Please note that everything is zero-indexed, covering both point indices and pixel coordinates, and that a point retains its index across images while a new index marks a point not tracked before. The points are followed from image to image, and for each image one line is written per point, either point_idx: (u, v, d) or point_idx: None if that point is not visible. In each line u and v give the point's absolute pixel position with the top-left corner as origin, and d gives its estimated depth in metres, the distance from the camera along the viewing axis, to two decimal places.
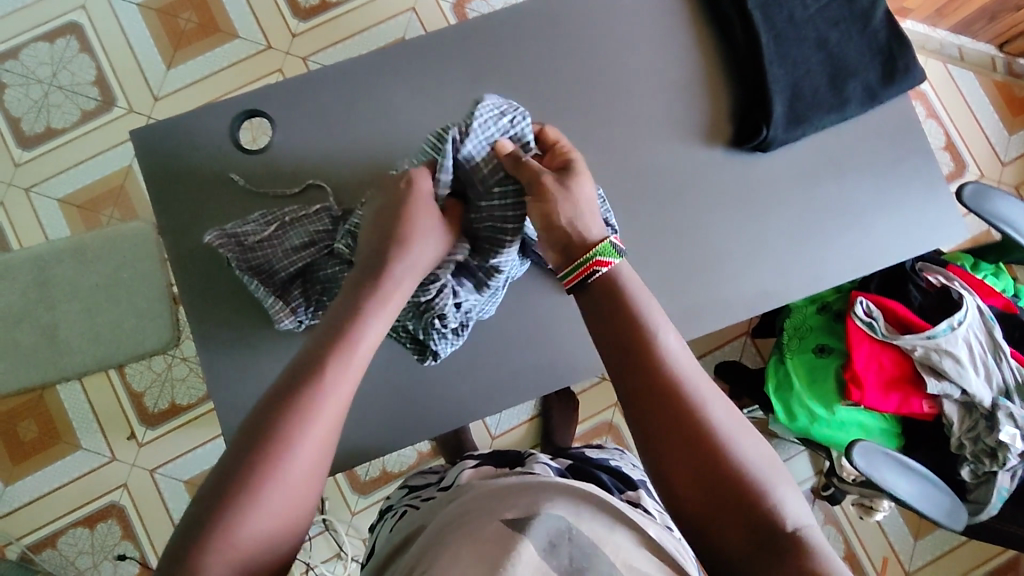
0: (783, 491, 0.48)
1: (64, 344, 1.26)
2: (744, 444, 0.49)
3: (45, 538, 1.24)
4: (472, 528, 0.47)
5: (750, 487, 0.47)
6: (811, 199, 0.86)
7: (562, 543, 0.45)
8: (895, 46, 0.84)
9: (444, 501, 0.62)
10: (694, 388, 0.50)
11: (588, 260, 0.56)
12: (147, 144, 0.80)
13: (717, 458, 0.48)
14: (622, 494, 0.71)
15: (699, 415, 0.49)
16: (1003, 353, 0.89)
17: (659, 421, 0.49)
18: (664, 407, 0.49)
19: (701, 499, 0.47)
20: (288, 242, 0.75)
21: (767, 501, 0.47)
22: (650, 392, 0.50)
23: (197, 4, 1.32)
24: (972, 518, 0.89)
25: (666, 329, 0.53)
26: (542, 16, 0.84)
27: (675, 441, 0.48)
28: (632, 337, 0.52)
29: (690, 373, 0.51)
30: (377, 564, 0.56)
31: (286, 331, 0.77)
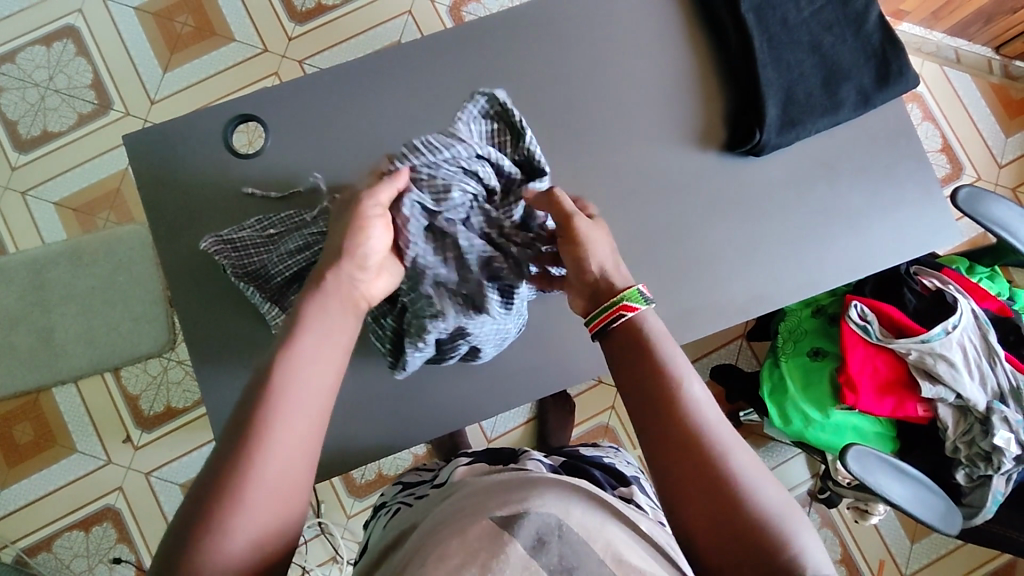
0: (805, 539, 0.46)
1: (59, 347, 1.26)
2: (765, 490, 0.48)
3: (41, 541, 1.23)
4: (459, 522, 0.46)
5: (772, 535, 0.46)
6: (805, 202, 0.86)
7: (551, 539, 0.44)
8: (889, 50, 0.84)
9: (437, 497, 0.62)
10: (714, 435, 0.49)
11: (615, 303, 0.55)
12: (141, 149, 0.80)
13: (737, 506, 0.47)
14: (614, 489, 0.72)
15: (717, 462, 0.48)
16: (997, 357, 0.89)
17: (677, 467, 0.49)
18: (682, 455, 0.49)
19: (720, 548, 0.47)
20: (284, 248, 0.73)
21: (788, 550, 0.45)
22: (667, 438, 0.50)
23: (193, 7, 1.33)
24: (967, 522, 0.88)
25: (690, 375, 0.52)
26: (535, 20, 0.84)
27: (691, 487, 0.48)
28: (654, 383, 0.51)
29: (712, 419, 0.50)
30: (365, 565, 0.56)
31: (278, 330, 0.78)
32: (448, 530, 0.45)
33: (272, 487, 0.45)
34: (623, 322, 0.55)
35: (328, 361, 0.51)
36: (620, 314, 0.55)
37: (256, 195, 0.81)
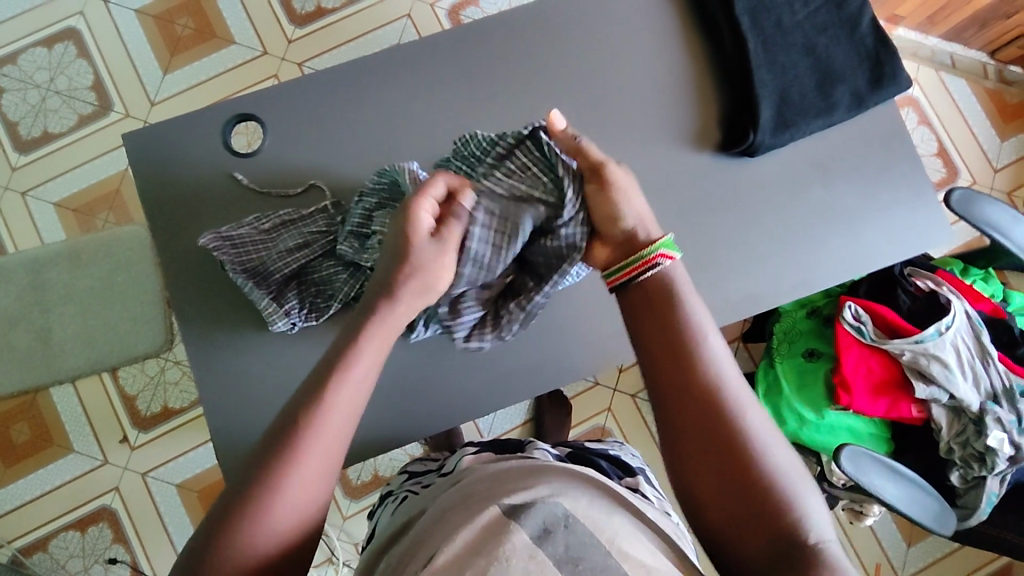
0: (810, 503, 0.50)
1: (57, 346, 1.26)
2: (775, 454, 0.50)
3: (37, 541, 1.23)
4: (467, 507, 0.48)
5: (777, 496, 0.49)
6: (799, 203, 0.86)
7: (557, 530, 0.45)
8: (882, 53, 0.85)
9: (445, 484, 0.63)
10: (732, 397, 0.51)
11: (650, 254, 0.55)
12: (139, 147, 0.81)
13: (746, 467, 0.50)
14: (620, 480, 0.73)
15: (734, 422, 0.50)
16: (990, 358, 0.89)
17: (691, 428, 0.51)
18: (697, 416, 0.51)
19: (726, 509, 0.50)
20: (282, 244, 0.76)
21: (791, 512, 0.49)
22: (688, 395, 0.52)
23: (194, 10, 1.34)
24: (961, 523, 0.89)
25: (713, 335, 0.53)
26: (532, 22, 0.85)
27: (705, 443, 0.51)
28: (675, 344, 0.53)
29: (732, 383, 0.52)
30: (371, 555, 0.57)
31: (278, 330, 0.77)
32: (458, 512, 0.47)
33: (301, 498, 0.49)
34: (655, 273, 0.55)
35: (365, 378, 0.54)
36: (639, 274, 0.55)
37: (243, 184, 0.82)
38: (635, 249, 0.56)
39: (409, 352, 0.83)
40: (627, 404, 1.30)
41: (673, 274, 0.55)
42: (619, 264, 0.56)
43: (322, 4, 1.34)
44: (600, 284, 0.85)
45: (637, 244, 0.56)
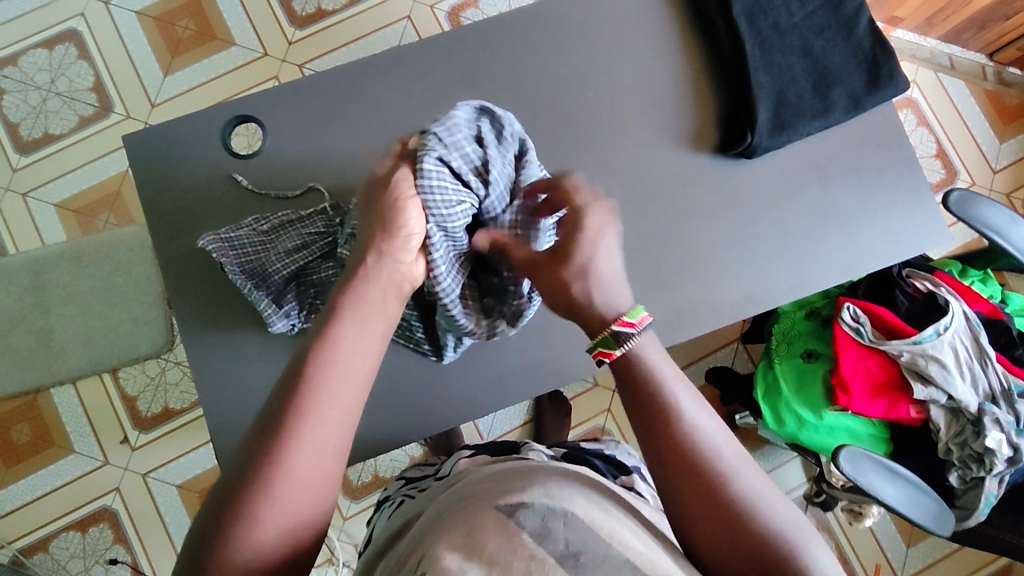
0: (819, 554, 0.47)
1: (58, 347, 1.27)
2: (780, 515, 0.48)
3: (38, 541, 1.24)
4: (464, 508, 0.48)
5: (791, 562, 0.46)
6: (797, 204, 0.87)
7: (555, 527, 0.44)
8: (880, 54, 0.85)
9: (439, 488, 0.63)
10: (718, 462, 0.49)
11: (606, 338, 0.53)
12: (139, 149, 0.81)
13: (754, 537, 0.47)
14: (616, 478, 0.74)
15: (725, 488, 0.48)
16: (988, 359, 0.89)
17: (689, 504, 0.48)
18: (691, 492, 0.48)
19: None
20: (281, 246, 0.76)
21: (804, 569, 0.46)
22: (672, 469, 0.49)
23: (194, 12, 1.34)
24: (960, 524, 0.89)
25: (688, 402, 0.51)
26: (531, 24, 0.85)
27: (700, 515, 0.48)
28: (656, 417, 0.51)
29: (720, 449, 0.50)
30: (371, 556, 0.57)
31: (275, 331, 0.78)
32: (458, 512, 0.47)
33: (304, 474, 0.46)
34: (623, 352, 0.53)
35: (363, 347, 0.52)
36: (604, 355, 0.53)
37: (242, 185, 0.82)
38: (594, 326, 0.54)
39: (408, 353, 0.83)
40: None
41: (639, 349, 0.53)
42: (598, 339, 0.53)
43: (322, 5, 1.35)
44: None
45: (594, 321, 0.54)
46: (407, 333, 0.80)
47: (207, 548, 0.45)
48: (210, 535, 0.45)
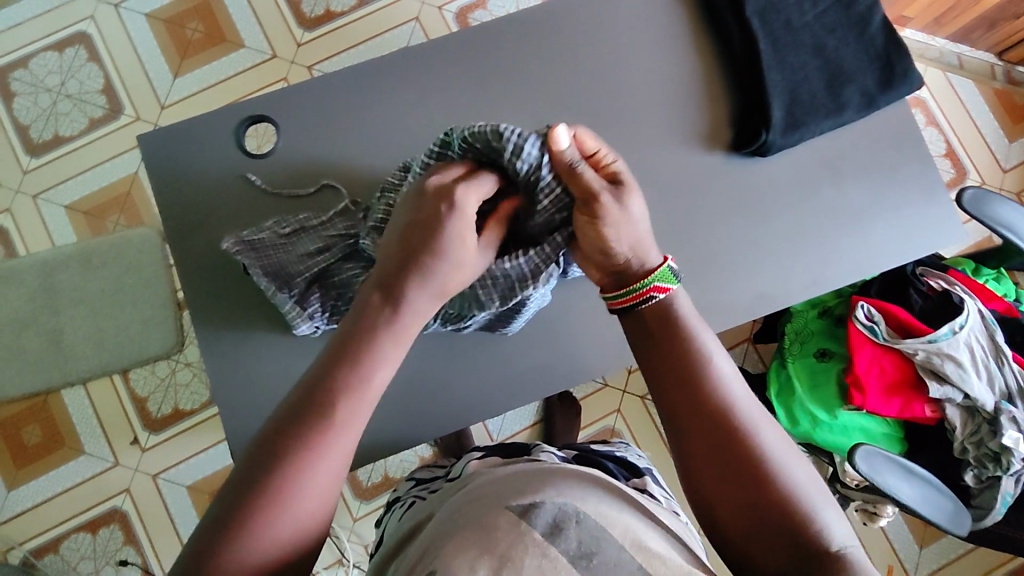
0: (829, 516, 0.48)
1: (68, 349, 1.27)
2: (792, 468, 0.49)
3: (48, 543, 1.24)
4: (478, 509, 0.47)
5: (797, 510, 0.47)
6: (810, 203, 0.86)
7: (569, 526, 0.44)
8: (893, 52, 0.85)
9: (449, 490, 0.63)
10: (745, 414, 0.50)
11: (644, 286, 0.54)
12: (153, 149, 0.81)
13: (763, 484, 0.48)
14: (627, 480, 0.74)
15: (748, 441, 0.49)
16: (1004, 357, 0.89)
17: (702, 449, 0.50)
18: (706, 438, 0.50)
19: (747, 531, 0.48)
20: (302, 247, 0.77)
21: (814, 527, 0.47)
22: (701, 418, 0.50)
23: (203, 14, 1.34)
24: (977, 523, 0.88)
25: (721, 356, 0.52)
26: (543, 23, 0.85)
27: (720, 467, 0.49)
28: (681, 364, 0.52)
29: (742, 400, 0.51)
30: (382, 557, 0.57)
31: (300, 332, 0.77)
32: (472, 513, 0.47)
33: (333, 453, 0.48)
34: (655, 304, 0.54)
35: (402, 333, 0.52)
36: (654, 294, 0.54)
37: (257, 186, 0.82)
38: (631, 279, 0.55)
39: (422, 353, 0.83)
40: (637, 405, 1.30)
41: (677, 302, 0.54)
42: (625, 288, 0.55)
43: (331, 7, 1.35)
44: None
45: (634, 271, 0.55)
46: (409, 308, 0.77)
47: (241, 497, 0.46)
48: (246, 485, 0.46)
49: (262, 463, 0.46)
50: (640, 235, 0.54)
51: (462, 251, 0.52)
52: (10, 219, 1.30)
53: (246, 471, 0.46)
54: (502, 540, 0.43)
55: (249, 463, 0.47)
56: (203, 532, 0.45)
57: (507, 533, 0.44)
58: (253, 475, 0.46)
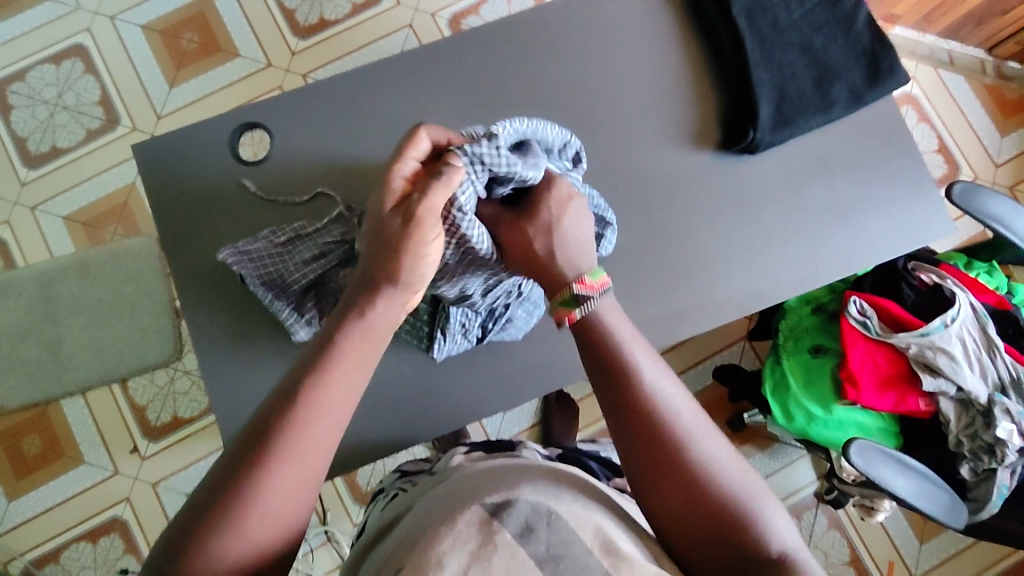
0: (769, 514, 0.49)
1: (67, 358, 1.27)
2: (733, 474, 0.50)
3: (48, 553, 1.24)
4: (456, 505, 0.48)
5: (736, 519, 0.48)
6: (800, 199, 0.87)
7: (539, 527, 0.45)
8: (879, 48, 0.85)
9: (428, 483, 0.63)
10: (681, 424, 0.51)
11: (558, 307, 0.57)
12: (148, 157, 0.82)
13: (703, 497, 0.49)
14: (609, 481, 0.75)
15: (686, 450, 0.50)
16: (997, 349, 0.89)
17: (641, 466, 0.51)
18: (643, 452, 0.50)
19: (689, 537, 0.49)
20: (299, 256, 0.77)
21: (752, 530, 0.48)
22: (638, 429, 0.51)
23: (198, 25, 1.36)
24: (973, 516, 0.88)
25: (653, 368, 0.53)
26: (532, 27, 0.86)
27: (660, 475, 0.50)
28: (617, 379, 0.53)
29: (679, 407, 0.52)
30: (359, 552, 0.57)
31: (300, 341, 0.78)
32: (446, 510, 0.48)
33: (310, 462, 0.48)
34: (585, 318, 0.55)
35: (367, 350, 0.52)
36: (565, 319, 0.57)
37: (252, 192, 0.83)
38: (556, 291, 0.58)
39: (417, 355, 0.83)
40: None
41: (603, 315, 0.55)
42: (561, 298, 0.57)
43: (325, 15, 1.36)
44: None
45: (555, 285, 0.58)
46: (415, 327, 0.80)
47: (209, 505, 0.45)
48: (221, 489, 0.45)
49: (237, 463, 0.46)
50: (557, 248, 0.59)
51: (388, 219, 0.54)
52: (8, 231, 1.31)
53: (218, 479, 0.46)
54: (473, 538, 0.44)
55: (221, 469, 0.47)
56: (171, 535, 0.45)
57: (477, 530, 0.44)
58: (225, 483, 0.46)
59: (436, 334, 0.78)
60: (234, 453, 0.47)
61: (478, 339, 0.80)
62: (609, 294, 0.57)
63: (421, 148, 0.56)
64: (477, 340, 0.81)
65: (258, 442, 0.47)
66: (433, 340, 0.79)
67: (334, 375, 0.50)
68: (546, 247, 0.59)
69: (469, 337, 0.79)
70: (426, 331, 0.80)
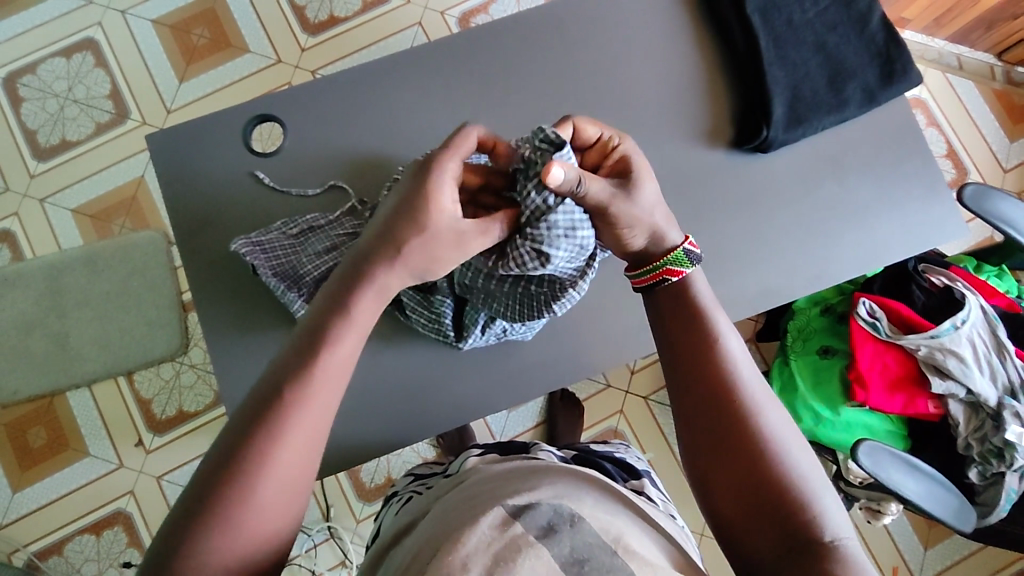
0: (827, 503, 0.48)
1: (74, 350, 1.27)
2: (794, 455, 0.49)
3: (52, 545, 1.24)
4: (482, 505, 0.48)
5: (790, 495, 0.47)
6: (811, 199, 0.87)
7: (562, 528, 0.45)
8: (893, 49, 0.85)
9: (446, 485, 0.64)
10: (752, 397, 0.51)
11: (660, 267, 0.55)
12: (160, 148, 0.82)
13: (758, 467, 0.48)
14: (626, 482, 0.74)
15: (753, 422, 0.50)
16: (1007, 352, 0.89)
17: (699, 428, 0.51)
18: (704, 415, 0.51)
19: (743, 509, 0.49)
20: (311, 248, 0.77)
21: (809, 513, 0.47)
22: (708, 395, 0.51)
23: (209, 20, 1.36)
24: (983, 521, 0.88)
25: (734, 339, 0.53)
26: (544, 23, 0.86)
27: (723, 443, 0.50)
28: (693, 343, 0.53)
29: (752, 381, 0.51)
30: (377, 553, 0.57)
31: (299, 315, 0.79)
32: (468, 513, 0.48)
33: (305, 442, 0.47)
34: (666, 286, 0.55)
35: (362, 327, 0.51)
36: (665, 277, 0.55)
37: (264, 184, 0.83)
38: (649, 256, 0.57)
39: (427, 350, 0.83)
40: (640, 406, 1.30)
41: (692, 284, 0.55)
42: (647, 267, 0.56)
43: (335, 12, 1.36)
44: (614, 281, 0.86)
45: (650, 254, 0.57)
46: (436, 323, 0.80)
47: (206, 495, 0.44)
48: (207, 498, 0.44)
49: (216, 471, 0.45)
50: (654, 223, 0.55)
51: (436, 211, 0.53)
52: (16, 223, 1.31)
53: (212, 470, 0.45)
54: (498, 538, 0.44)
55: (213, 463, 0.45)
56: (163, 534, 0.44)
57: (499, 534, 0.44)
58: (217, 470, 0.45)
59: (461, 338, 0.81)
60: (227, 441, 0.46)
61: (505, 336, 0.81)
62: (699, 264, 0.56)
63: (470, 146, 0.54)
64: (503, 334, 0.81)
65: (241, 450, 0.45)
66: (464, 331, 0.80)
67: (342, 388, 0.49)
68: (649, 232, 0.56)
69: (490, 335, 0.80)
70: (448, 334, 0.81)
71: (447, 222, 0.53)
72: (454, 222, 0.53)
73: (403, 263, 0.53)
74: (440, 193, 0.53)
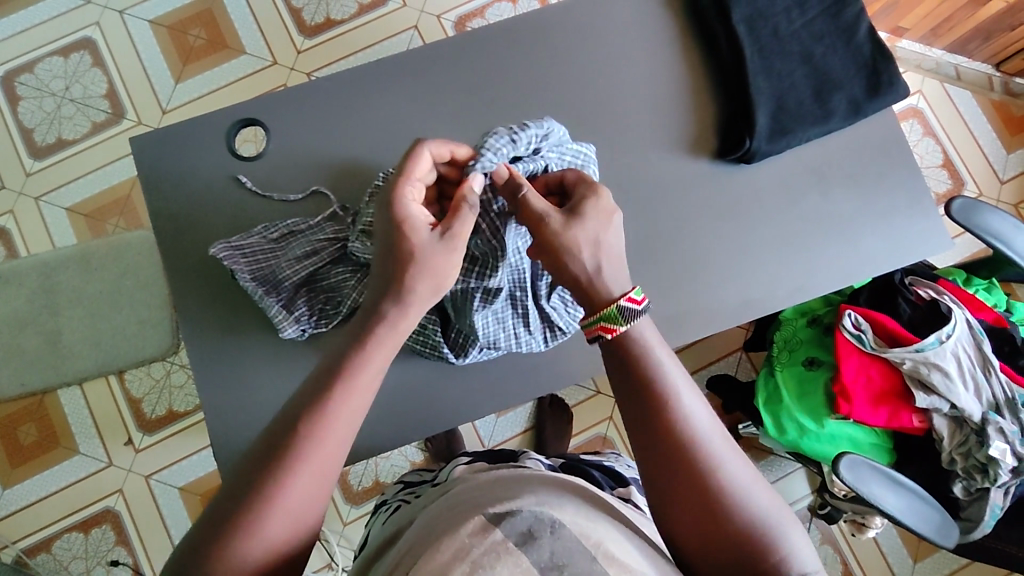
0: (792, 539, 0.50)
1: (65, 348, 1.28)
2: (757, 499, 0.50)
3: (41, 542, 1.24)
4: (461, 514, 0.48)
5: (756, 542, 0.49)
6: (796, 210, 0.87)
7: (543, 535, 0.45)
8: (880, 61, 0.85)
9: (433, 494, 0.64)
10: (711, 451, 0.50)
11: (597, 321, 0.54)
12: (145, 151, 0.82)
13: (722, 521, 0.49)
14: (613, 489, 0.74)
15: (713, 476, 0.49)
16: (992, 368, 0.88)
17: (662, 481, 0.51)
18: (661, 471, 0.51)
19: (710, 558, 0.50)
20: (291, 253, 0.78)
21: (777, 554, 0.49)
22: (669, 452, 0.50)
23: (206, 21, 1.37)
24: (965, 536, 0.87)
25: (687, 392, 0.52)
26: (531, 30, 0.86)
27: (686, 498, 0.50)
28: (645, 396, 0.52)
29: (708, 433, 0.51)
30: (365, 560, 0.57)
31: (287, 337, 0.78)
32: (452, 521, 0.47)
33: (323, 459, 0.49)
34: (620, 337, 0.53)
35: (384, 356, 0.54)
36: (602, 332, 0.54)
37: (247, 188, 0.83)
38: (596, 306, 0.55)
39: (407, 356, 0.83)
40: None
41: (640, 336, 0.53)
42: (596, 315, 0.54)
43: (331, 15, 1.37)
44: None
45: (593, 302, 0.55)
46: (423, 336, 0.79)
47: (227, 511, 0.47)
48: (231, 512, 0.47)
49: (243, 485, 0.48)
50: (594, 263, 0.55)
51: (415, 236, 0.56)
52: (11, 221, 1.32)
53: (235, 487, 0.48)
54: (477, 545, 0.44)
55: (233, 486, 0.48)
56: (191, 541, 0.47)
57: (480, 541, 0.44)
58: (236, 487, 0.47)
59: (468, 350, 0.79)
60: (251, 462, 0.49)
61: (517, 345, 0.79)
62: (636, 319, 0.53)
63: (424, 166, 0.60)
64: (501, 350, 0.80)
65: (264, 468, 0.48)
66: (463, 349, 0.79)
67: (341, 404, 0.50)
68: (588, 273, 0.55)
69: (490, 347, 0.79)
70: (439, 348, 0.79)
71: (428, 244, 0.56)
72: (434, 244, 0.56)
73: (412, 301, 0.55)
74: (414, 215, 0.56)
